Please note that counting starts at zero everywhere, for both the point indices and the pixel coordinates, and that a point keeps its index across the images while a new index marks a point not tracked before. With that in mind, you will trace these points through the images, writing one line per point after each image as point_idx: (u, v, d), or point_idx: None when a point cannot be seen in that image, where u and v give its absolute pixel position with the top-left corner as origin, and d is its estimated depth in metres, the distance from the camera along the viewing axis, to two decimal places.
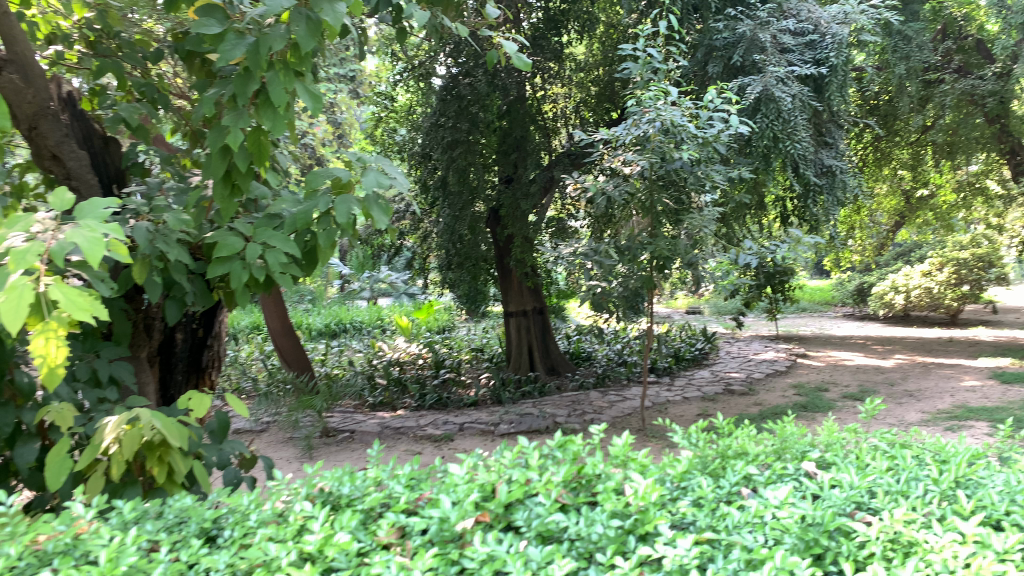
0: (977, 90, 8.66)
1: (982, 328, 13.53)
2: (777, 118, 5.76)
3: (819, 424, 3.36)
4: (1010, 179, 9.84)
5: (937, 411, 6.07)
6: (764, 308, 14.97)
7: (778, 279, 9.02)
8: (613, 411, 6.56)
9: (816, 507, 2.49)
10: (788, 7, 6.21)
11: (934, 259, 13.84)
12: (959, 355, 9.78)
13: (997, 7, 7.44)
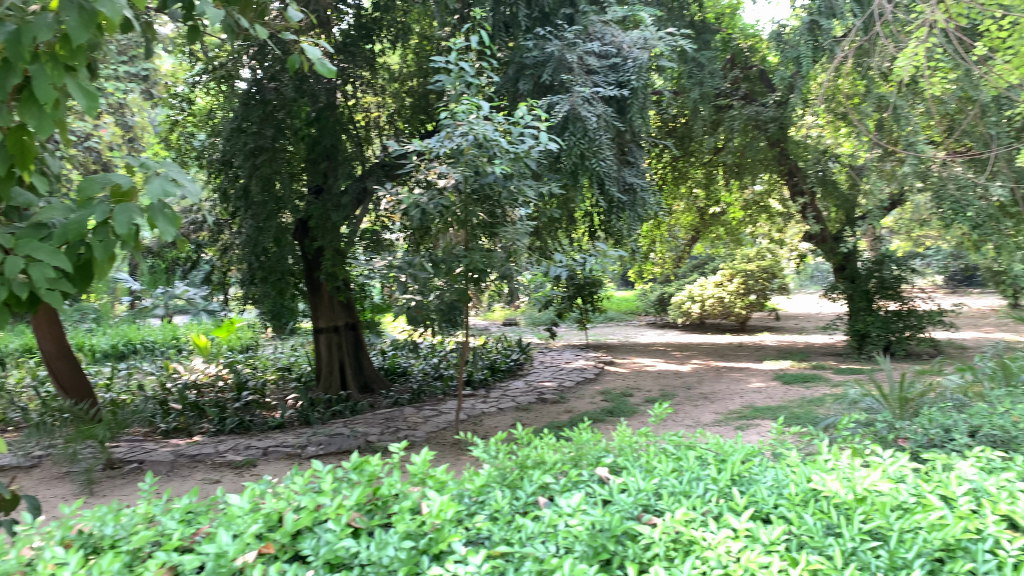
0: (761, 116, 9.47)
1: (768, 333, 14.83)
2: (584, 137, 5.98)
3: (612, 431, 3.48)
4: (790, 198, 10.84)
5: (728, 411, 6.52)
6: (574, 318, 15.54)
7: (587, 290, 9.45)
8: (427, 427, 6.51)
9: (606, 513, 2.53)
10: (592, 30, 6.37)
11: (725, 270, 15.00)
12: (748, 359, 10.63)
13: (776, 41, 8.32)
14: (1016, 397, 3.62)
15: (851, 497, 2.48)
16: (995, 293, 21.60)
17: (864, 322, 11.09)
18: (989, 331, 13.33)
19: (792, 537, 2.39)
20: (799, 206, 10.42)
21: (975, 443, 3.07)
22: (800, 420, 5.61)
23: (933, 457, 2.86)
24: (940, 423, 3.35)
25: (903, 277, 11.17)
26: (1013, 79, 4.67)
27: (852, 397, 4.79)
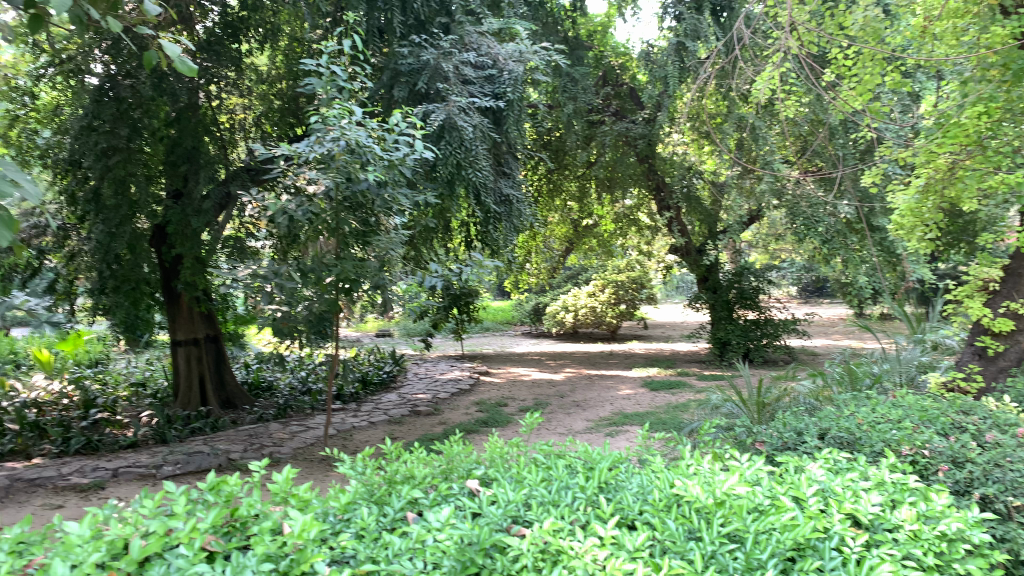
0: (630, 132, 9.76)
1: (637, 342, 15.32)
2: (460, 147, 5.90)
3: (483, 442, 3.46)
4: (657, 212, 11.25)
5: (599, 419, 6.65)
6: (449, 329, 15.50)
7: (463, 299, 9.54)
8: (294, 443, 6.28)
9: (475, 526, 2.49)
10: (468, 41, 6.32)
11: (597, 280, 15.39)
12: (617, 368, 10.94)
13: (645, 60, 8.60)
14: (859, 400, 3.86)
15: (711, 502, 2.56)
16: (841, 303, 23.32)
17: (725, 331, 11.62)
18: (837, 339, 14.31)
19: (656, 543, 2.43)
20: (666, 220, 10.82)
21: (823, 445, 3.24)
22: (666, 426, 5.79)
23: (786, 459, 3.00)
24: (793, 427, 3.52)
25: (761, 288, 11.82)
26: (856, 104, 4.99)
27: (713, 403, 4.98)
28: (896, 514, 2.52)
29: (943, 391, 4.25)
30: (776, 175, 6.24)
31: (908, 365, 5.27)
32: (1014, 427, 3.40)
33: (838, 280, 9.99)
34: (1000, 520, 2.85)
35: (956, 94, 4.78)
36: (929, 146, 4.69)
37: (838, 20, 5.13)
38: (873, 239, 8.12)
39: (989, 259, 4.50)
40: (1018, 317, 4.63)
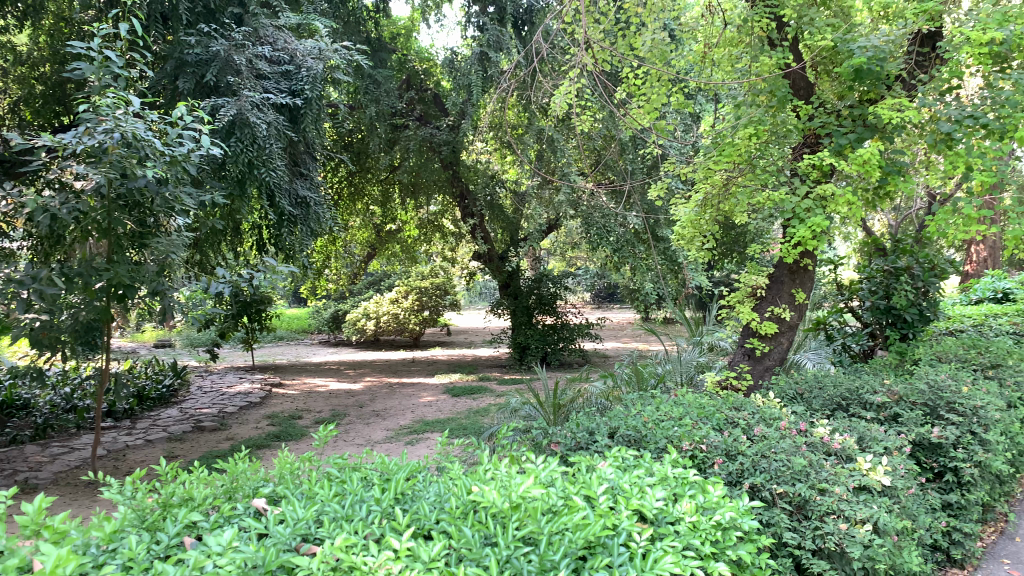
0: (434, 138, 9.61)
1: (439, 349, 15.38)
2: (252, 144, 5.56)
3: (272, 458, 3.25)
4: (460, 219, 11.37)
5: (399, 427, 6.55)
6: (239, 338, 14.70)
7: (255, 307, 9.25)
8: (54, 467, 5.62)
9: (259, 548, 2.30)
10: (263, 34, 6.03)
11: (400, 286, 15.26)
12: (418, 375, 10.89)
13: (448, 68, 8.64)
14: (645, 400, 4.05)
15: (506, 506, 2.54)
16: (629, 308, 24.92)
17: (524, 336, 11.90)
18: (628, 342, 15.21)
19: (452, 551, 2.38)
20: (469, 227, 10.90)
21: (614, 443, 3.36)
22: (466, 432, 5.81)
23: (578, 460, 3.06)
24: (586, 428, 3.62)
25: (558, 294, 12.28)
26: (645, 122, 5.26)
27: (512, 406, 5.07)
28: (678, 507, 2.65)
29: (718, 389, 4.56)
30: (572, 185, 6.44)
31: (687, 365, 5.66)
32: (777, 420, 3.74)
33: (628, 287, 10.60)
34: (766, 506, 3.09)
35: (730, 117, 5.21)
36: (707, 164, 5.16)
37: (630, 40, 5.31)
38: (659, 248, 8.67)
39: (757, 268, 4.91)
40: (780, 320, 5.12)
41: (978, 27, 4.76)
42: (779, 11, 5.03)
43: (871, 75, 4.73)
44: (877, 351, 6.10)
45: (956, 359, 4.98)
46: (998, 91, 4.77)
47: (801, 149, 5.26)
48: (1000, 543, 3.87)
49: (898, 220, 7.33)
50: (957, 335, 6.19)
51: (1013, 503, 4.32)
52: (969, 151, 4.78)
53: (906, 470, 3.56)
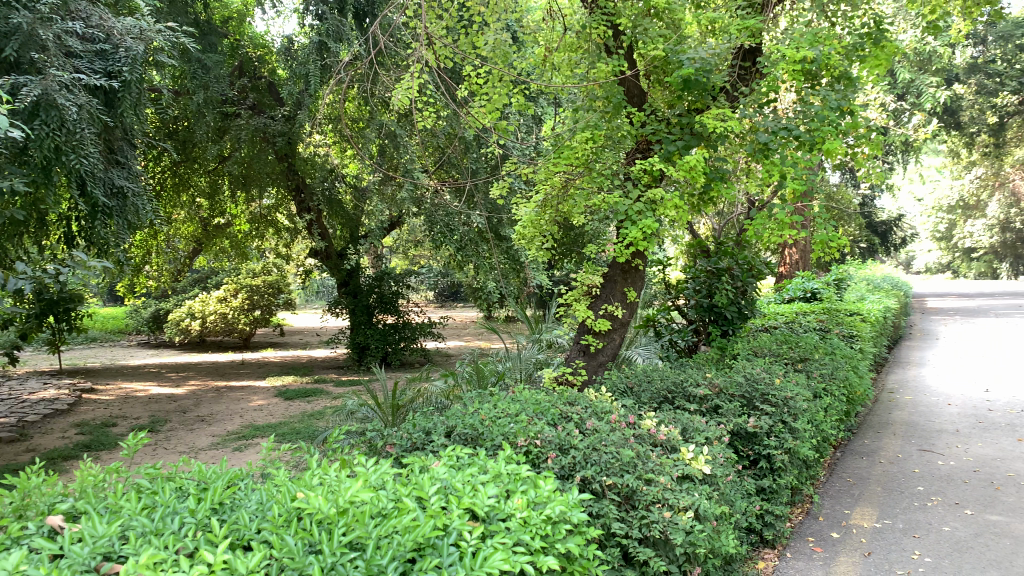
0: (268, 128, 9.25)
1: (273, 350, 14.83)
2: (60, 128, 5.06)
3: (71, 471, 2.95)
4: (296, 214, 11.00)
5: (226, 433, 6.22)
6: (45, 340, 13.47)
7: (63, 307, 8.48)
8: None
9: (52, 570, 2.05)
10: (75, 8, 5.51)
11: (228, 284, 14.55)
12: (250, 377, 10.40)
13: (285, 57, 8.30)
14: (483, 398, 4.04)
15: (333, 511, 2.42)
16: (471, 308, 25.15)
17: (363, 335, 11.73)
18: (471, 340, 15.30)
19: (273, 561, 2.23)
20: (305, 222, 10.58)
21: (449, 442, 3.30)
22: (296, 436, 5.60)
23: (411, 460, 2.98)
24: (422, 428, 3.55)
25: (400, 292, 12.19)
26: (487, 122, 5.13)
27: (348, 408, 4.91)
28: (509, 503, 2.63)
29: (554, 385, 4.62)
30: (411, 182, 6.32)
31: (526, 363, 5.76)
32: (608, 414, 3.85)
33: (471, 286, 10.65)
34: (596, 498, 3.14)
35: (568, 120, 5.29)
36: (546, 166, 5.10)
37: (471, 40, 5.14)
38: (500, 248, 8.75)
39: (592, 267, 5.05)
40: (612, 317, 5.30)
41: (792, 45, 5.14)
42: (615, 19, 5.17)
43: (698, 85, 4.98)
44: (701, 346, 6.45)
45: (770, 353, 5.36)
46: (809, 106, 5.19)
47: (633, 155, 5.43)
48: (806, 522, 4.18)
49: (721, 223, 7.79)
50: (771, 331, 6.67)
51: (817, 486, 4.70)
52: (782, 160, 5.15)
53: (725, 459, 3.76)
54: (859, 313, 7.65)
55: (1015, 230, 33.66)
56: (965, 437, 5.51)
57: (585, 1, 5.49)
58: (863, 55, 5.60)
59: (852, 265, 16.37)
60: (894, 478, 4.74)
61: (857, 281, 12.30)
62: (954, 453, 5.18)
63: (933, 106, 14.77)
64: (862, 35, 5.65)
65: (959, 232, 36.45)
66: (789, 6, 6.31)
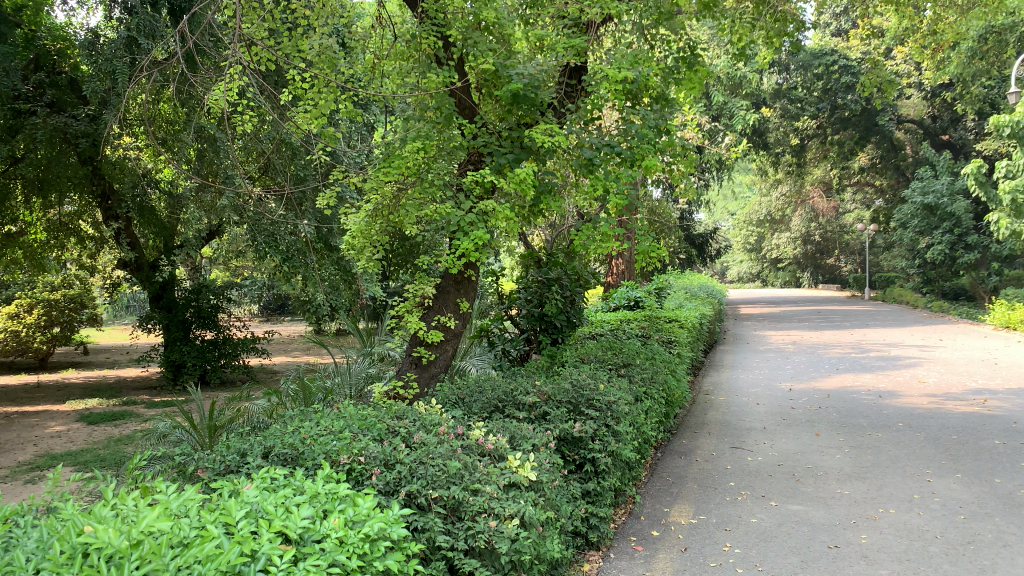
0: (70, 128, 8.52)
1: (74, 370, 13.67)
2: None
3: None
4: (103, 222, 10.20)
5: (15, 465, 5.61)
6: None
7: None
8: None
9: None
10: None
11: (19, 300, 13.31)
12: (48, 402, 9.45)
13: (88, 51, 7.68)
14: (304, 415, 3.86)
15: (126, 544, 2.18)
16: (300, 321, 24.35)
17: (179, 353, 11.23)
18: (299, 355, 14.93)
19: None
20: (112, 230, 9.82)
21: (266, 463, 3.12)
22: (94, 465, 5.15)
23: (220, 484, 2.78)
24: (237, 449, 3.34)
25: (220, 306, 11.77)
26: (312, 129, 4.83)
27: (159, 431, 4.60)
28: (325, 523, 2.52)
29: (383, 399, 4.50)
30: (229, 188, 5.99)
31: (356, 378, 5.62)
32: (436, 426, 3.81)
33: (300, 298, 10.30)
34: (421, 513, 3.08)
35: (398, 129, 5.17)
36: (375, 174, 4.80)
37: (293, 44, 4.88)
38: (330, 259, 8.53)
39: (424, 278, 4.98)
40: (444, 329, 5.27)
41: (615, 65, 5.30)
42: (445, 30, 5.04)
43: (527, 100, 5.04)
44: (532, 355, 6.57)
45: (596, 359, 5.53)
46: (630, 125, 5.40)
47: (465, 166, 5.41)
48: (629, 522, 4.34)
49: (553, 235, 7.99)
50: (598, 338, 6.92)
51: (639, 486, 4.89)
52: (606, 176, 5.32)
53: (551, 464, 3.82)
54: (677, 320, 8.08)
55: (814, 243, 36.69)
56: (772, 433, 5.95)
57: (415, 12, 5.41)
58: (679, 77, 5.93)
59: (672, 275, 17.35)
60: (709, 475, 5.03)
61: (676, 290, 13.04)
62: (761, 448, 5.57)
63: (741, 127, 15.99)
64: (677, 58, 5.98)
65: (767, 244, 39.66)
66: (611, 28, 6.58)
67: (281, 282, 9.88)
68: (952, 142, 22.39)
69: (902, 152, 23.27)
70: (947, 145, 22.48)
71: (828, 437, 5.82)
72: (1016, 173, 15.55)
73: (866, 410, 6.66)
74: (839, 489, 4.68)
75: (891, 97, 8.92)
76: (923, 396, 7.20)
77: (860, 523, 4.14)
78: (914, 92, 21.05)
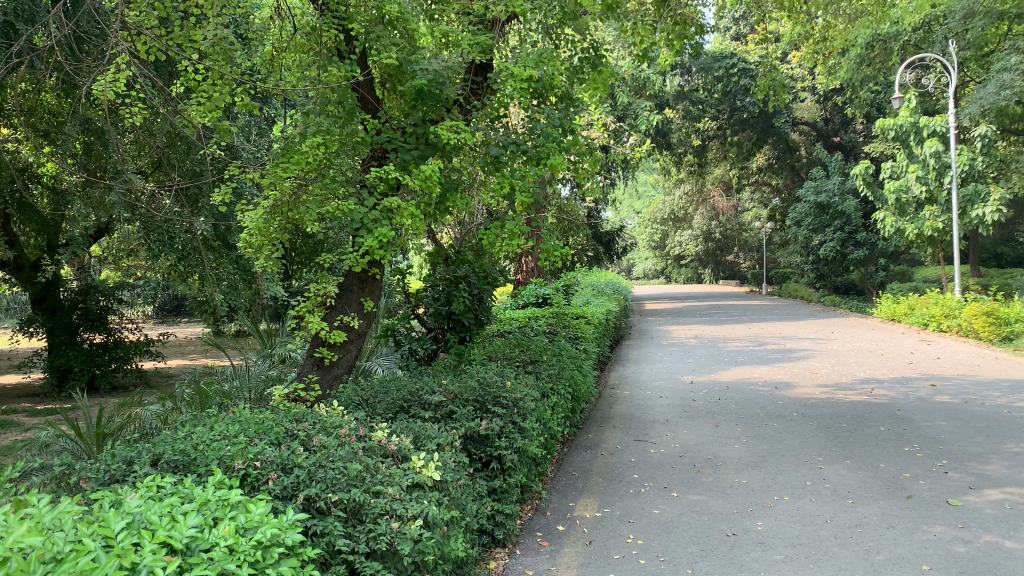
0: None
1: None
2: None
3: None
4: None
5: None
6: None
7: None
8: None
9: None
10: None
11: None
12: None
13: None
14: (198, 420, 3.72)
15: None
16: (199, 322, 23.62)
17: (65, 357, 10.66)
18: (196, 357, 14.43)
19: None
20: None
21: (154, 471, 2.97)
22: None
23: (101, 495, 2.62)
24: (123, 458, 3.18)
25: (111, 307, 11.24)
26: (205, 122, 4.63)
27: (40, 442, 4.35)
28: (214, 532, 2.40)
29: (282, 401, 4.38)
30: (117, 184, 5.71)
31: (256, 381, 5.52)
32: (337, 429, 3.73)
33: (198, 299, 9.92)
34: (320, 517, 2.99)
35: (298, 123, 5.02)
36: (273, 170, 4.64)
37: (185, 33, 4.66)
38: (229, 258, 8.25)
39: (326, 276, 4.86)
40: (348, 329, 5.19)
41: (520, 63, 5.29)
42: (346, 24, 4.91)
43: (432, 96, 4.98)
44: (439, 354, 6.52)
45: (503, 357, 5.53)
46: (536, 123, 5.40)
47: (369, 162, 5.30)
48: (535, 518, 4.36)
49: (462, 233, 7.95)
50: (506, 335, 6.93)
51: (546, 482, 4.92)
52: (512, 173, 5.31)
53: (456, 463, 3.79)
54: (584, 317, 8.19)
55: (715, 240, 38.07)
56: (674, 425, 6.10)
57: (315, 4, 5.28)
58: (584, 77, 5.98)
59: (580, 272, 17.59)
60: (613, 468, 5.11)
61: (584, 287, 13.23)
62: (664, 441, 5.69)
63: (646, 127, 16.39)
64: (582, 58, 6.07)
65: (671, 242, 40.79)
66: (516, 26, 6.62)
67: (176, 282, 9.48)
68: (842, 144, 23.58)
69: (797, 153, 24.33)
70: (838, 147, 23.66)
71: (727, 427, 6.01)
72: (899, 173, 16.48)
73: (763, 401, 6.91)
74: (737, 478, 4.83)
75: (785, 100, 9.31)
76: (815, 386, 7.53)
77: (757, 511, 4.29)
78: (807, 96, 22.06)
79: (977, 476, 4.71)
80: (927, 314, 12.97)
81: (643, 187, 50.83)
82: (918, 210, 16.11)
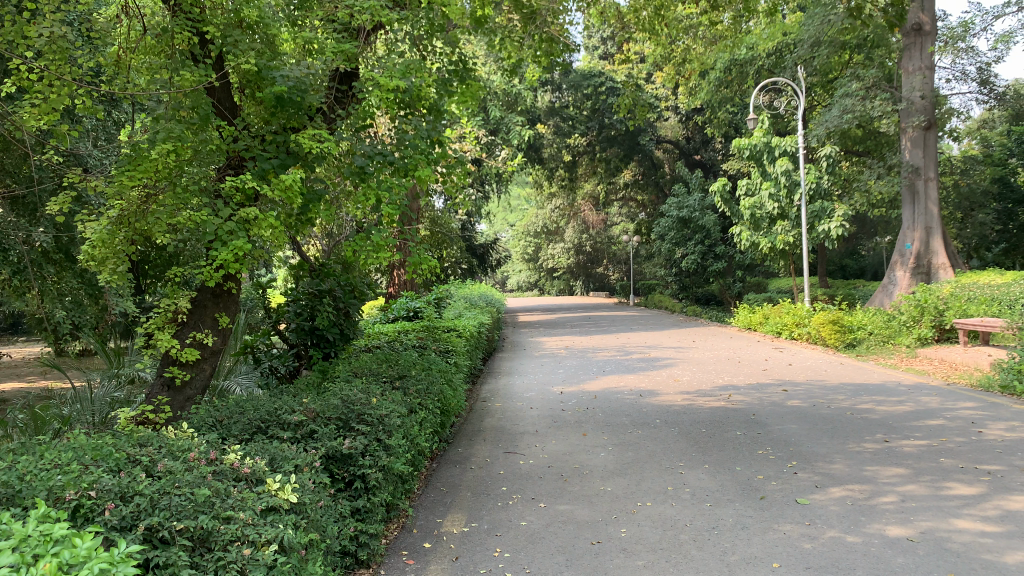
0: None
1: None
2: None
3: None
4: None
5: None
6: None
7: None
8: None
9: None
10: None
11: None
12: None
13: None
14: (25, 447, 3.41)
15: None
16: (36, 342, 21.91)
17: None
18: (33, 380, 13.38)
19: None
20: None
21: None
22: None
23: None
24: None
25: None
26: (40, 125, 4.27)
27: None
28: (31, 567, 2.16)
29: (127, 425, 4.12)
30: None
31: (99, 404, 5.27)
32: (186, 453, 3.51)
33: (35, 317, 9.20)
34: (163, 548, 2.77)
35: (148, 129, 4.75)
36: (119, 178, 4.34)
37: (18, 30, 4.30)
38: (73, 272, 7.71)
39: (178, 291, 4.62)
40: (202, 347, 4.98)
41: (386, 73, 5.19)
42: (201, 27, 4.70)
43: (293, 103, 4.83)
44: (302, 371, 6.35)
45: (370, 372, 5.42)
46: (403, 134, 5.33)
47: (225, 171, 5.09)
48: (400, 537, 4.27)
49: (329, 246, 7.79)
50: (372, 350, 6.82)
51: (413, 498, 4.85)
52: (378, 184, 5.17)
53: (315, 484, 3.66)
54: (455, 330, 8.17)
55: (585, 253, 39.07)
56: (542, 436, 6.16)
57: (166, 4, 5.03)
58: (453, 89, 5.99)
59: (453, 284, 17.58)
60: (482, 482, 5.09)
61: (456, 300, 13.22)
62: (532, 452, 5.74)
63: (516, 141, 16.65)
64: (450, 71, 6.05)
65: (543, 256, 41.51)
66: (382, 36, 6.55)
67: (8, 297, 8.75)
68: (703, 162, 24.77)
69: (662, 170, 25.42)
70: (699, 165, 24.86)
71: (594, 436, 6.13)
72: (754, 190, 17.48)
73: (629, 409, 7.11)
74: (602, 486, 4.93)
75: (647, 118, 9.70)
76: (677, 393, 7.82)
77: (621, 518, 4.37)
78: (671, 115, 23.13)
79: (822, 475, 5.01)
80: (780, 323, 13.78)
81: (516, 202, 51.56)
82: (771, 225, 17.09)
